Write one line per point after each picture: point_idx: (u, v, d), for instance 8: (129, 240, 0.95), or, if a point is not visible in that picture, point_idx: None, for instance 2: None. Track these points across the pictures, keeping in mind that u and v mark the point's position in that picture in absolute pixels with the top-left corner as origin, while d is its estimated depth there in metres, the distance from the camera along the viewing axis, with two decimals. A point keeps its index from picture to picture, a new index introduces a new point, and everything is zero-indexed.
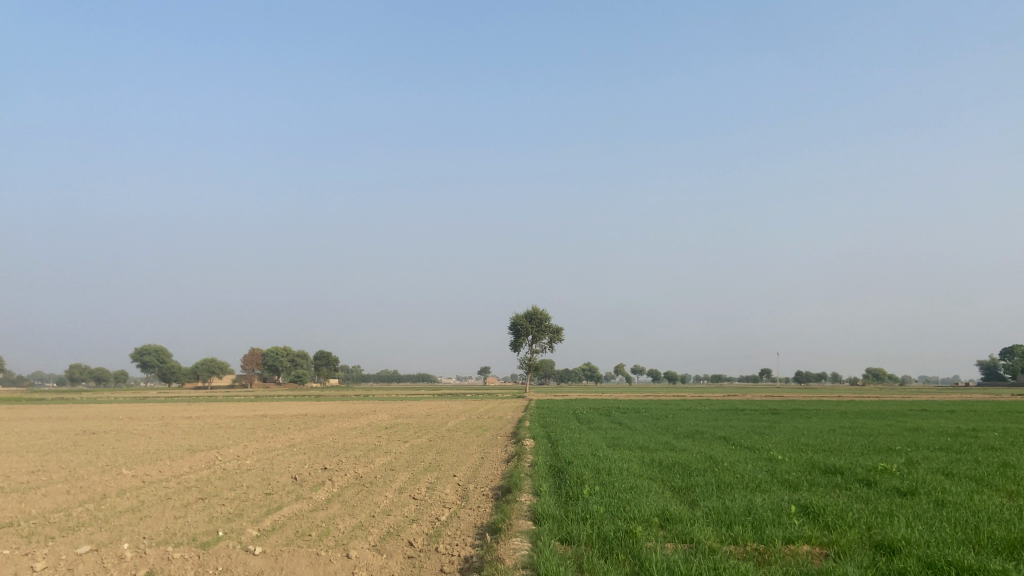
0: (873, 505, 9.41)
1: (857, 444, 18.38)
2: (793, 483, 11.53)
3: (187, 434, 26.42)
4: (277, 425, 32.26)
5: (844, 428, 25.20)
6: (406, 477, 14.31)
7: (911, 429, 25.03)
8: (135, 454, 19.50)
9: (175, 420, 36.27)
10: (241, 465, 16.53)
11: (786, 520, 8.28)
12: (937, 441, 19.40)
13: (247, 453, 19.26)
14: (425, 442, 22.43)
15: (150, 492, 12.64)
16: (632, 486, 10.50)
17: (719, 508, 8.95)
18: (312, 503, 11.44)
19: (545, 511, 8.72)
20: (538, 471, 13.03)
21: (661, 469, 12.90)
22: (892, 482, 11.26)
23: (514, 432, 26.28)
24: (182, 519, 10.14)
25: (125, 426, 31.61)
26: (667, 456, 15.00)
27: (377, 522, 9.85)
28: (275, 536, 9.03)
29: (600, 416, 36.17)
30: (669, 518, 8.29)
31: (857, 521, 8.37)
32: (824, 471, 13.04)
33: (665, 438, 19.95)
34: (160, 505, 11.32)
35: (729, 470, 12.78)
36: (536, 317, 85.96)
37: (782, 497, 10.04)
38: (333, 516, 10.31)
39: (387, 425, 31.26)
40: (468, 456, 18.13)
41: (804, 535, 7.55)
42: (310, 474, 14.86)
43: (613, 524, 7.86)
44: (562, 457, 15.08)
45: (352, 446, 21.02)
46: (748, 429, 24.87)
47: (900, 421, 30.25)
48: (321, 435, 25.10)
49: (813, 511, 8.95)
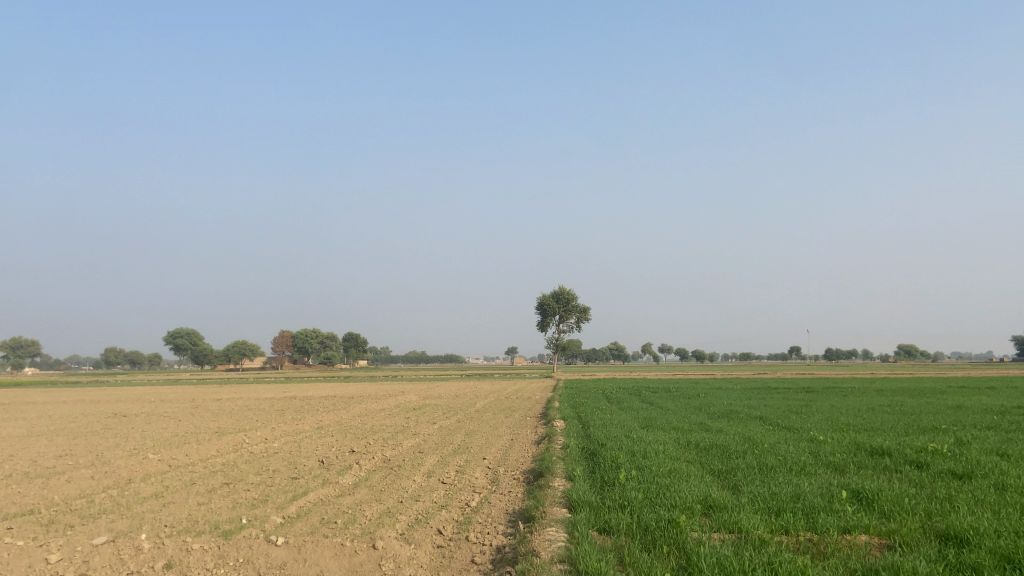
0: (932, 491, 8.84)
1: (901, 423, 17.72)
2: (840, 466, 10.96)
3: (216, 417, 26.42)
4: (305, 407, 32.28)
5: (884, 407, 24.49)
6: (435, 460, 13.97)
7: (954, 407, 24.24)
8: (162, 437, 19.41)
9: (205, 402, 36.46)
10: (268, 448, 16.34)
11: (838, 507, 7.75)
12: (985, 419, 18.66)
13: (275, 436, 19.10)
14: (453, 423, 22.15)
15: (175, 477, 12.43)
16: (671, 470, 10.03)
17: (765, 494, 8.46)
18: (338, 487, 11.14)
19: (580, 498, 8.26)
20: (570, 453, 12.61)
21: (699, 451, 12.39)
22: (947, 465, 10.64)
23: (544, 412, 25.90)
24: (204, 506, 9.87)
25: (156, 409, 31.81)
26: (703, 437, 14.48)
27: (405, 508, 9.48)
28: (300, 524, 8.71)
29: (630, 395, 35.67)
30: (713, 506, 7.80)
31: (917, 508, 7.81)
32: (871, 453, 12.44)
33: (700, 418, 19.41)
34: (184, 491, 11.09)
35: (771, 453, 12.22)
36: (563, 298, 85.28)
37: (831, 482, 9.48)
38: (360, 502, 9.98)
39: (416, 406, 31.14)
40: (498, 438, 17.76)
41: (861, 524, 7.01)
42: (337, 457, 14.60)
43: (654, 513, 7.38)
44: (595, 439, 14.63)
45: (380, 428, 20.77)
46: (784, 408, 24.28)
47: (941, 399, 29.42)
48: (349, 417, 24.93)
49: (866, 497, 8.39)
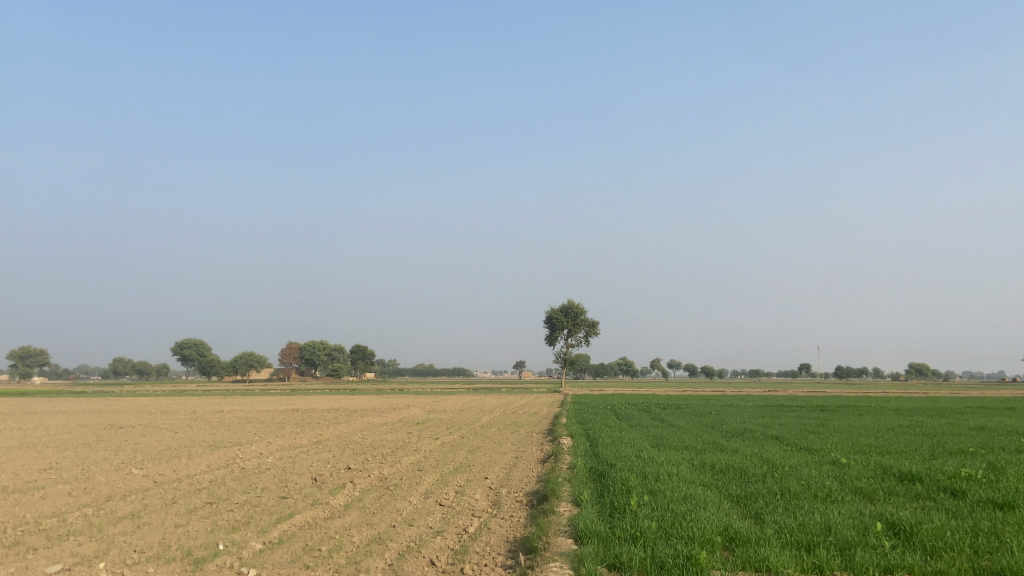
0: (974, 522, 8.01)
1: (925, 445, 16.87)
2: (868, 493, 10.11)
3: (214, 429, 25.73)
4: (305, 420, 31.52)
5: (903, 427, 23.48)
6: (434, 479, 13.18)
7: (976, 428, 23.23)
8: (154, 451, 18.72)
9: (205, 415, 35.80)
10: (261, 464, 15.62)
11: (876, 543, 6.93)
12: (1014, 442, 17.74)
13: (271, 450, 18.40)
14: (457, 439, 21.37)
15: (157, 495, 11.74)
16: (686, 497, 9.23)
17: (791, 525, 7.67)
18: (328, 509, 10.36)
19: (589, 527, 7.48)
20: (577, 474, 11.82)
21: (714, 474, 11.58)
22: (985, 492, 9.78)
23: (550, 429, 25.03)
24: (181, 528, 9.16)
25: (154, 420, 31.09)
26: (718, 458, 13.68)
27: (396, 534, 8.74)
28: (280, 552, 8.00)
29: (640, 411, 34.75)
30: (734, 540, 7.02)
31: (964, 545, 6.98)
32: (899, 479, 11.59)
33: (714, 438, 18.57)
34: (163, 511, 10.38)
35: (790, 477, 11.40)
36: (572, 311, 84.49)
37: (861, 511, 8.66)
38: (349, 526, 9.22)
39: (418, 420, 30.31)
40: (502, 456, 16.98)
41: (906, 564, 6.20)
42: (332, 475, 13.86)
43: (670, 548, 6.60)
44: (604, 458, 13.82)
45: (381, 443, 20.05)
46: (800, 428, 23.35)
47: (962, 419, 28.43)
48: (350, 432, 24.15)
49: (904, 531, 7.56)
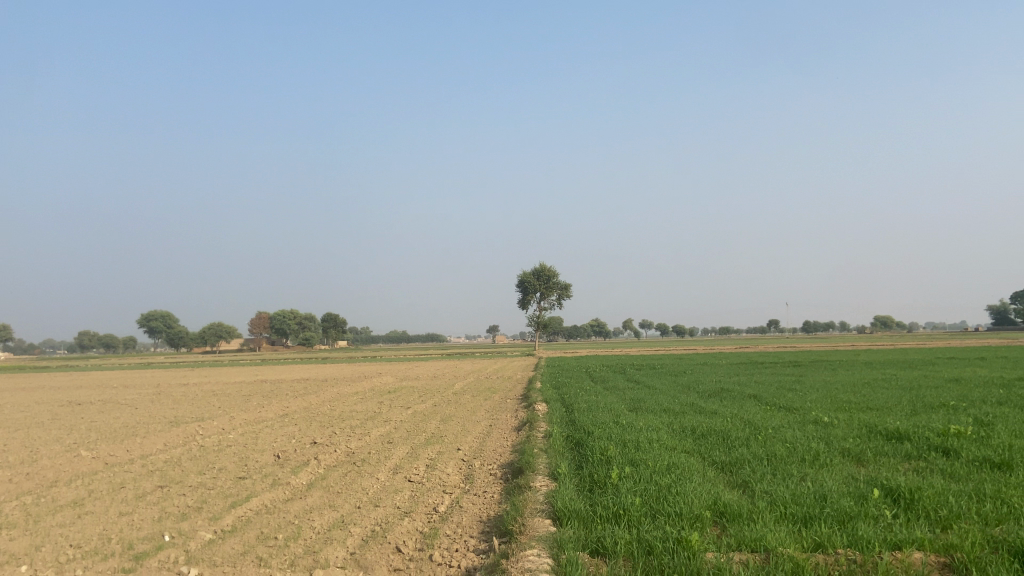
0: (976, 486, 7.52)
1: (905, 400, 16.59)
2: (857, 455, 9.63)
3: (178, 403, 24.87)
4: (273, 391, 30.67)
5: (880, 381, 23.24)
6: (404, 452, 12.53)
7: (951, 380, 23.10)
8: (109, 429, 17.83)
9: (170, 388, 34.76)
10: (222, 441, 14.86)
11: (877, 514, 6.40)
12: (994, 394, 17.49)
13: (233, 426, 17.63)
14: (428, 407, 20.79)
15: (106, 479, 11.00)
16: (669, 466, 8.68)
17: (784, 495, 7.14)
18: (288, 490, 9.66)
19: (567, 506, 6.86)
20: (553, 444, 11.25)
21: (696, 439, 11.06)
22: (980, 450, 9.30)
23: (525, 394, 24.55)
24: (126, 518, 8.49)
25: (115, 396, 30.04)
26: (698, 421, 13.20)
27: (361, 517, 8.11)
28: (231, 542, 7.34)
29: (615, 373, 34.39)
30: (725, 515, 6.48)
31: (972, 512, 6.48)
32: (887, 438, 11.16)
33: (692, 399, 18.12)
34: (109, 497, 9.67)
35: (775, 439, 10.90)
36: (545, 275, 83.82)
37: (854, 476, 8.18)
38: (310, 510, 8.56)
39: (390, 389, 29.71)
40: (475, 425, 16.43)
41: (914, 538, 5.69)
42: (296, 451, 13.16)
43: (658, 528, 5.99)
44: (580, 425, 13.26)
45: (350, 414, 19.36)
46: (776, 386, 23.10)
47: (936, 371, 28.41)
48: (318, 403, 23.42)
49: (905, 497, 7.04)
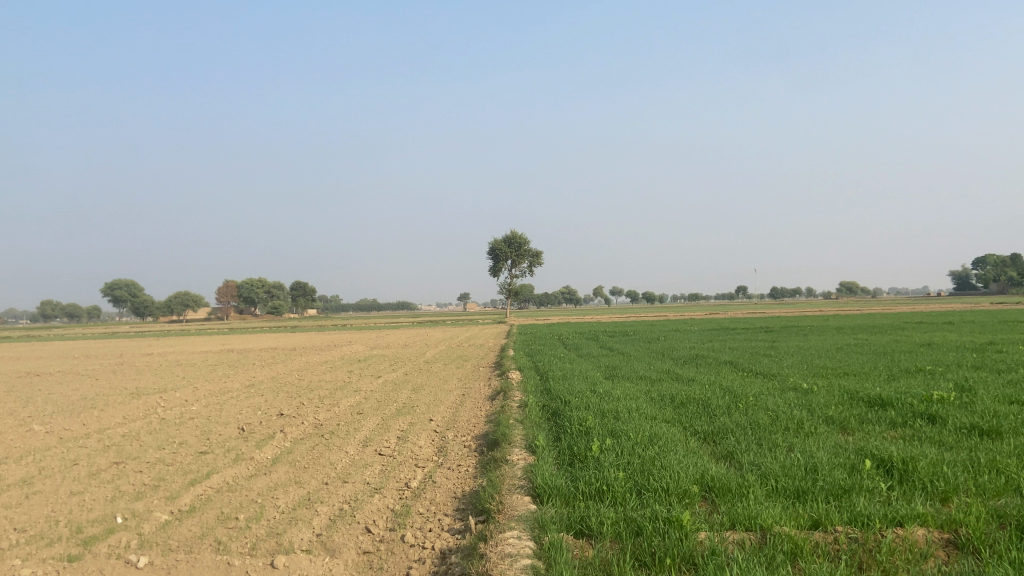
0: (970, 455, 7.27)
1: (880, 365, 16.44)
2: (841, 423, 9.36)
3: (140, 374, 24.12)
4: (239, 361, 29.93)
5: (852, 347, 23.19)
6: (374, 424, 12.07)
7: (924, 345, 23.08)
8: (66, 402, 17.13)
9: (132, 358, 33.88)
10: (184, 413, 14.28)
11: (872, 486, 6.09)
12: (969, 358, 17.40)
13: (196, 397, 17.01)
14: (399, 376, 20.37)
15: (57, 455, 10.40)
16: (651, 437, 8.33)
17: (772, 467, 6.82)
18: (251, 466, 9.17)
19: (547, 482, 6.47)
20: (529, 415, 10.88)
21: (676, 408, 10.75)
22: (966, 417, 9.07)
23: (498, 362, 24.17)
24: (76, 498, 7.96)
25: (74, 366, 29.12)
26: (676, 389, 12.92)
27: (328, 494, 7.65)
28: (189, 524, 6.86)
29: (587, 340, 34.25)
30: (714, 490, 6.15)
31: (969, 483, 6.20)
32: (868, 405, 10.94)
33: (667, 366, 17.86)
34: (60, 475, 9.11)
35: (756, 407, 10.62)
36: (515, 242, 83.39)
37: (842, 446, 7.90)
38: (275, 487, 8.09)
39: (359, 358, 29.21)
40: (447, 394, 16.01)
41: (917, 513, 5.38)
42: (261, 424, 12.64)
43: (646, 506, 5.63)
44: (556, 394, 12.89)
45: (318, 384, 18.86)
46: (750, 351, 22.97)
47: (907, 336, 28.54)
48: (286, 373, 22.83)
49: (898, 468, 6.77)
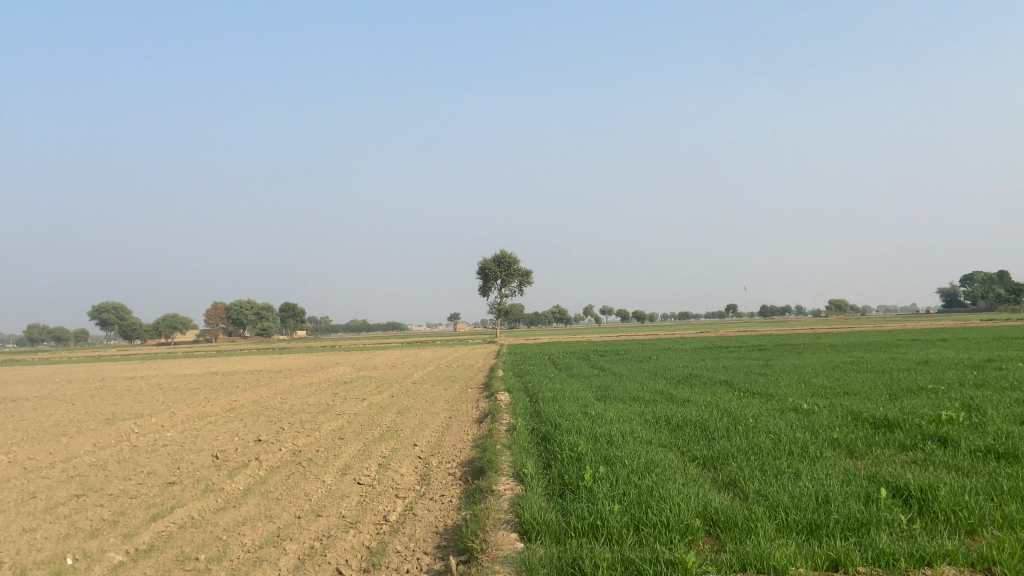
0: (989, 480, 6.76)
1: (880, 383, 15.92)
2: (848, 447, 8.85)
3: (119, 399, 23.40)
4: (223, 383, 29.26)
5: (848, 364, 22.70)
6: (355, 450, 11.48)
7: (921, 362, 22.64)
8: (37, 429, 16.43)
9: (114, 382, 33.07)
10: (156, 440, 13.63)
11: (892, 518, 5.58)
12: (970, 376, 16.91)
13: (173, 423, 16.35)
14: (385, 399, 19.76)
15: (14, 488, 9.77)
16: (648, 463, 7.79)
17: (779, 497, 6.28)
18: (220, 498, 8.57)
19: (537, 517, 5.91)
20: (519, 439, 10.32)
21: (673, 432, 10.21)
22: (979, 439, 8.57)
23: (488, 383, 23.53)
24: (27, 536, 7.35)
25: (54, 391, 28.31)
26: (672, 411, 12.37)
27: (298, 530, 7.05)
28: (144, 565, 6.27)
29: (578, 360, 33.67)
30: (720, 524, 5.61)
31: (994, 513, 5.69)
32: (875, 426, 10.41)
33: (660, 386, 17.28)
34: (14, 510, 8.48)
35: (757, 430, 10.08)
36: (505, 261, 83.05)
37: (852, 471, 7.39)
38: (243, 522, 7.48)
39: (345, 379, 28.59)
40: (433, 417, 15.42)
41: (945, 551, 4.86)
42: (236, 451, 12.04)
43: (645, 545, 5.08)
44: (546, 417, 12.34)
45: (300, 408, 18.22)
46: (744, 370, 22.46)
47: (903, 353, 28.11)
48: (269, 396, 22.17)
49: (916, 498, 6.25)
